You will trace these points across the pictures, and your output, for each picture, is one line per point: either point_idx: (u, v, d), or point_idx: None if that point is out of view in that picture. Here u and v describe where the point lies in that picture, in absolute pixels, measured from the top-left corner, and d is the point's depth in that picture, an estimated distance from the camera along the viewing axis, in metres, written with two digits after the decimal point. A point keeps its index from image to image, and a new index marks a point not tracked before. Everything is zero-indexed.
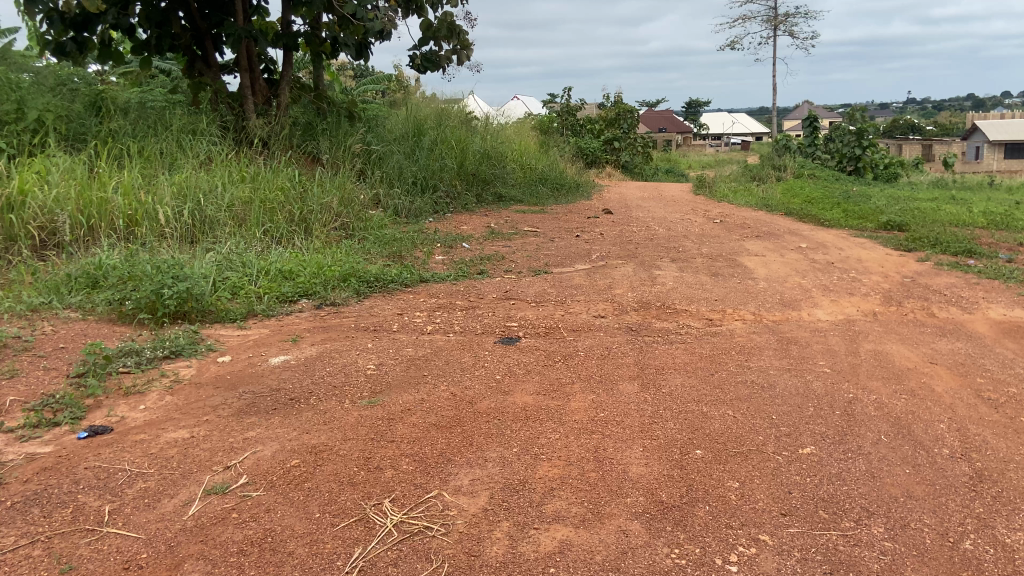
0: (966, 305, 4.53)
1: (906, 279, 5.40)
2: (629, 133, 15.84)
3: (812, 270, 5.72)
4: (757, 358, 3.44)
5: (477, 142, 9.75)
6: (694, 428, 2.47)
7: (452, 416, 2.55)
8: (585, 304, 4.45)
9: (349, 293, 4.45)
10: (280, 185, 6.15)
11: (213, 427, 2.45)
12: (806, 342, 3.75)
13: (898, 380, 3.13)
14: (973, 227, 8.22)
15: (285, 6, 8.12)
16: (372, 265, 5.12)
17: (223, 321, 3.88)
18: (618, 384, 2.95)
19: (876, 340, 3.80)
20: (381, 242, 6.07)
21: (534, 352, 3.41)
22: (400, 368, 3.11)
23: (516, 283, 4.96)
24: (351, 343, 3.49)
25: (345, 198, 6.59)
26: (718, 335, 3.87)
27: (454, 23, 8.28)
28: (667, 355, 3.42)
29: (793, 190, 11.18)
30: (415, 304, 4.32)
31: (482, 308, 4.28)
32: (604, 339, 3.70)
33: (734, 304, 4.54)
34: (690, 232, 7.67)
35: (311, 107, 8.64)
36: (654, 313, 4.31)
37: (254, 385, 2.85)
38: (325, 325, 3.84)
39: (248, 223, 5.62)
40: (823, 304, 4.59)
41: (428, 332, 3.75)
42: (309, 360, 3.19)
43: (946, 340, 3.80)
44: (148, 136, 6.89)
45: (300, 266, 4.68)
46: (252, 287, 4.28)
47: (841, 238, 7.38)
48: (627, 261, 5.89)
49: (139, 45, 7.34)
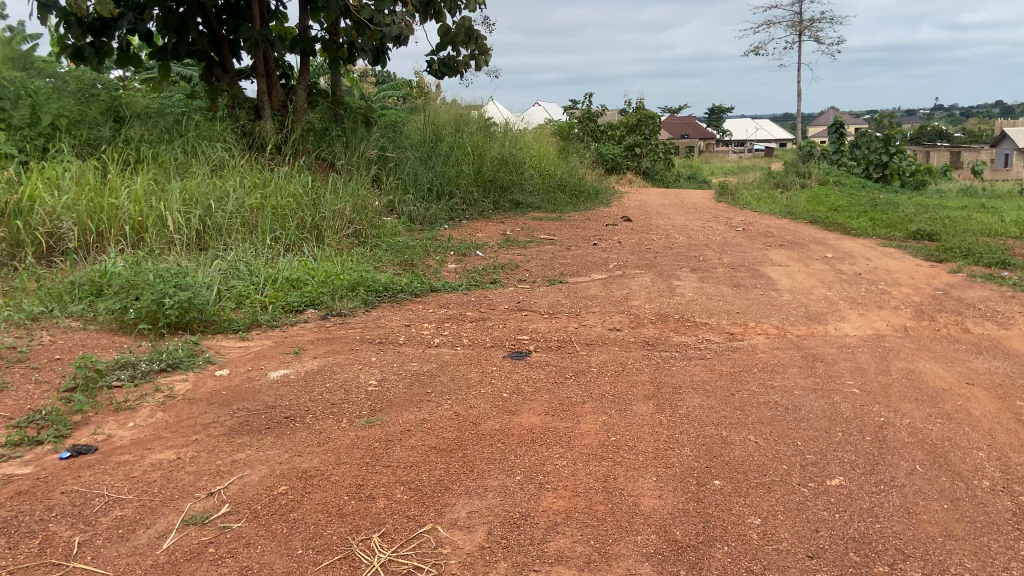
0: (1001, 320, 4.31)
1: (937, 292, 5.18)
2: (651, 139, 15.65)
3: (838, 282, 5.51)
4: (779, 376, 3.26)
5: (495, 148, 9.62)
6: (712, 455, 2.31)
7: (454, 438, 2.41)
8: (601, 315, 4.29)
9: (357, 302, 4.33)
10: (293, 191, 6.06)
11: (201, 448, 2.33)
12: (833, 360, 3.57)
13: (932, 402, 2.93)
14: (1005, 237, 7.95)
15: (303, 12, 8.05)
16: (383, 274, 5.00)
17: (226, 332, 3.77)
18: (632, 404, 2.79)
19: (907, 357, 3.60)
20: (394, 249, 5.95)
21: (545, 368, 3.26)
22: (404, 385, 2.97)
23: (530, 293, 4.81)
24: (355, 356, 3.37)
25: (358, 205, 6.49)
26: (739, 351, 3.69)
27: (472, 28, 8.16)
28: (685, 372, 3.25)
29: (818, 198, 10.94)
30: (424, 315, 4.18)
31: (494, 320, 4.13)
32: (619, 354, 3.54)
33: (756, 317, 4.36)
34: (712, 241, 7.48)
35: (327, 112, 8.55)
36: (672, 326, 4.14)
37: (249, 401, 2.73)
38: (330, 336, 3.71)
39: (259, 230, 5.53)
40: (850, 318, 4.39)
41: (436, 345, 3.61)
42: (309, 375, 3.06)
43: (982, 358, 3.59)
44: (162, 142, 6.83)
45: (308, 274, 4.57)
46: (258, 296, 4.17)
47: (869, 248, 7.16)
48: (646, 271, 5.72)
49: (155, 51, 7.30)
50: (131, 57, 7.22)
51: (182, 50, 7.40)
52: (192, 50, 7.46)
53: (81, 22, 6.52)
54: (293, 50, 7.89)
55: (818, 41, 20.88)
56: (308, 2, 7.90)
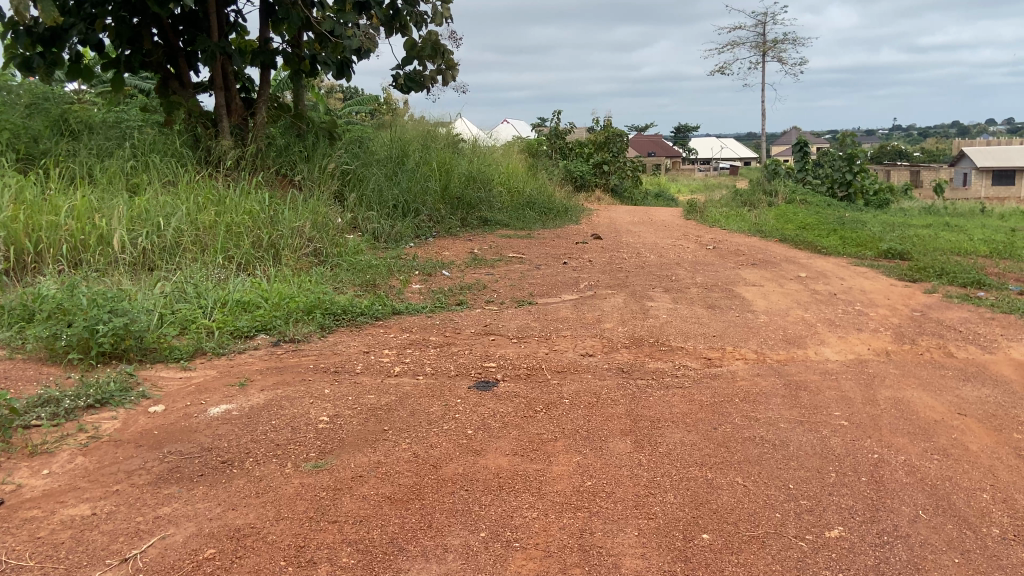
0: (984, 344, 4.18)
1: (915, 313, 5.05)
2: (619, 156, 15.59)
3: (814, 303, 5.37)
4: (763, 406, 3.05)
5: (463, 165, 9.40)
6: (698, 503, 2.08)
7: (412, 485, 2.15)
8: (572, 340, 4.06)
9: (312, 327, 4.05)
10: (248, 208, 5.77)
11: (120, 501, 2.08)
12: (817, 387, 3.38)
13: (925, 435, 2.75)
14: (974, 255, 7.91)
15: (264, 23, 7.77)
16: (342, 296, 4.73)
17: (167, 360, 3.48)
18: (609, 441, 2.56)
19: (893, 384, 3.43)
20: (355, 269, 5.68)
21: (513, 400, 3.01)
22: (358, 421, 2.71)
23: (498, 316, 4.57)
24: (306, 388, 3.10)
25: (318, 223, 6.21)
26: (719, 378, 3.49)
27: (439, 43, 7.97)
28: (664, 403, 3.03)
29: (787, 215, 10.90)
30: (384, 340, 3.92)
31: (459, 346, 3.88)
32: (593, 383, 3.31)
33: (734, 341, 4.16)
34: (683, 260, 7.32)
35: (289, 127, 8.26)
36: (647, 351, 3.92)
37: (182, 444, 2.46)
38: (280, 365, 3.43)
39: (211, 249, 5.23)
40: (830, 342, 4.22)
41: (395, 374, 3.35)
42: (254, 411, 2.79)
43: (971, 385, 3.43)
44: (112, 157, 6.50)
45: (260, 296, 4.28)
46: (205, 320, 3.89)
47: (841, 267, 7.05)
48: (618, 291, 5.52)
49: (109, 62, 6.97)
50: (83, 68, 6.89)
51: (136, 61, 7.07)
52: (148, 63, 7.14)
53: (29, 31, 6.17)
54: (253, 62, 7.60)
55: (781, 62, 21.12)
56: (269, 14, 7.63)
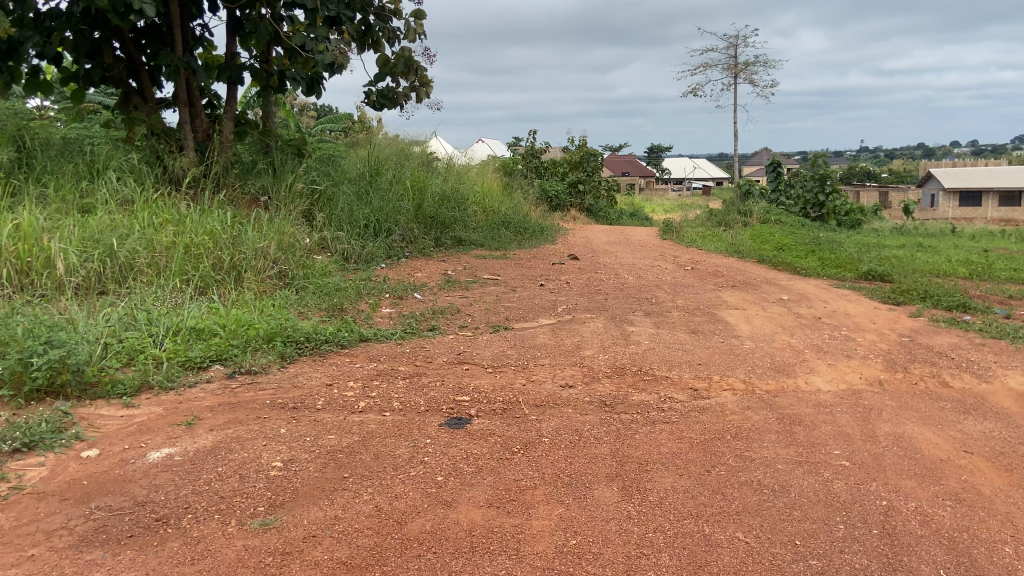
0: (980, 372, 4.01)
1: (903, 338, 4.89)
2: (594, 176, 15.45)
3: (799, 327, 5.19)
4: (757, 445, 2.83)
5: (437, 184, 9.17)
6: (695, 566, 1.87)
7: (372, 548, 1.91)
8: (551, 369, 3.83)
9: (272, 356, 3.77)
10: (210, 228, 5.48)
11: (33, 571, 1.82)
12: (812, 422, 3.17)
13: (934, 478, 2.54)
14: (954, 277, 7.83)
15: (231, 37, 7.48)
16: (307, 322, 4.46)
17: (109, 397, 3.20)
18: (593, 487, 2.33)
19: (892, 418, 3.23)
20: (322, 292, 5.41)
21: (488, 439, 2.77)
22: (315, 466, 2.45)
23: (471, 342, 4.33)
24: (260, 427, 2.83)
25: (284, 243, 5.94)
26: (708, 411, 3.27)
27: (413, 59, 7.77)
28: (652, 442, 2.80)
29: (763, 235, 10.81)
30: (349, 371, 3.65)
31: (430, 376, 3.62)
32: (574, 419, 3.07)
33: (720, 369, 3.95)
34: (662, 281, 7.13)
35: (256, 144, 7.96)
36: (631, 381, 3.69)
37: (112, 498, 2.21)
38: (234, 401, 3.17)
39: (168, 272, 4.95)
40: (821, 370, 4.03)
41: (360, 411, 3.08)
42: (198, 456, 2.54)
43: (972, 419, 3.24)
44: (67, 176, 6.17)
45: (217, 323, 4.01)
46: (155, 350, 3.61)
47: (822, 290, 6.91)
48: (597, 315, 5.30)
49: (67, 77, 6.66)
50: (39, 83, 6.56)
51: (96, 76, 6.77)
52: (108, 77, 6.84)
53: None
54: (218, 78, 7.31)
55: (753, 83, 21.23)
56: (237, 28, 7.35)
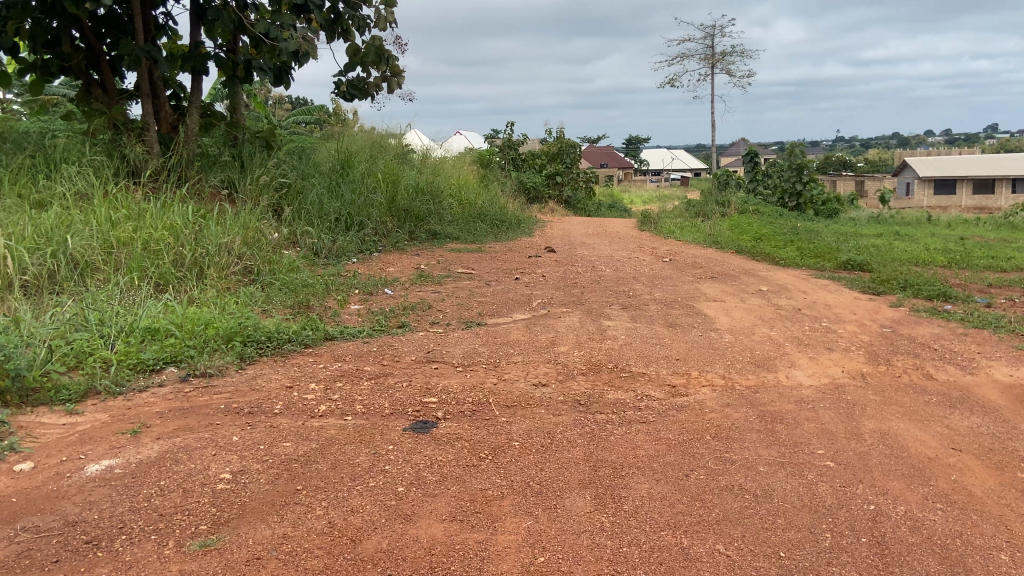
0: (964, 364, 3.91)
1: (885, 329, 4.79)
2: (572, 167, 15.30)
3: (779, 319, 5.08)
4: (737, 445, 2.70)
5: (410, 175, 8.98)
6: None
7: (321, 572, 1.76)
8: (524, 366, 3.67)
9: (230, 357, 3.59)
10: (170, 223, 5.26)
11: None
12: (794, 419, 3.04)
13: (922, 479, 2.42)
14: (932, 266, 7.77)
15: (195, 26, 7.20)
16: (270, 320, 4.27)
17: (52, 403, 3.00)
18: (564, 496, 2.18)
19: (876, 414, 3.11)
20: (288, 288, 5.22)
21: (455, 444, 2.61)
22: (267, 478, 2.28)
23: (442, 340, 4.16)
24: (211, 435, 2.66)
25: (248, 238, 5.73)
26: (687, 410, 3.13)
27: (383, 48, 7.56)
28: (628, 444, 2.66)
29: (741, 225, 10.73)
30: (311, 372, 3.46)
31: (396, 377, 3.45)
32: (547, 421, 2.92)
33: (699, 364, 3.82)
34: (640, 273, 7.00)
35: (223, 136, 7.71)
36: (606, 378, 3.55)
37: (42, 517, 2.03)
38: (186, 406, 2.98)
39: (127, 269, 4.73)
40: (802, 363, 3.91)
41: (320, 415, 2.90)
42: (140, 468, 2.36)
43: (959, 413, 3.14)
44: (21, 171, 5.90)
45: (173, 322, 3.81)
46: (105, 352, 3.42)
47: (801, 280, 6.81)
48: (573, 309, 5.16)
49: (23, 67, 6.38)
50: None
51: (54, 66, 6.49)
52: (67, 68, 6.57)
53: None
54: (182, 68, 7.04)
55: (730, 73, 21.16)
56: (201, 16, 7.07)
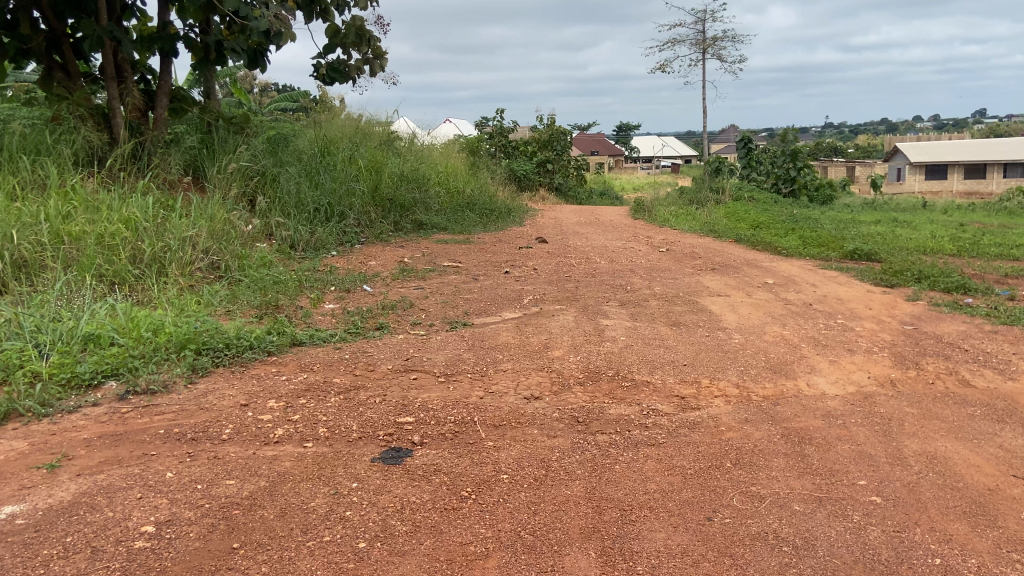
0: (1002, 367, 3.52)
1: (906, 326, 4.40)
2: (562, 155, 14.85)
3: (791, 315, 4.69)
4: (764, 474, 2.30)
5: (394, 163, 8.52)
6: None
7: None
8: (514, 376, 3.26)
9: (181, 369, 3.16)
10: (127, 216, 4.79)
11: None
12: (823, 438, 2.65)
13: (988, 519, 2.04)
14: (941, 255, 7.38)
15: (162, 5, 6.68)
16: (230, 323, 3.82)
17: None
18: (562, 554, 1.79)
19: (917, 431, 2.72)
20: (257, 285, 4.77)
21: (432, 479, 2.20)
22: (200, 532, 1.86)
23: (424, 344, 3.74)
24: (140, 472, 2.22)
25: (214, 230, 5.27)
26: (700, 427, 2.74)
27: (364, 28, 7.07)
28: (637, 476, 2.25)
29: (737, 213, 10.33)
30: (272, 387, 3.04)
31: (369, 391, 3.03)
32: (540, 445, 2.50)
33: (709, 371, 3.41)
34: (638, 265, 6.58)
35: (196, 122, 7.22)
36: (607, 390, 3.14)
37: None
38: (120, 432, 2.56)
39: (76, 265, 4.27)
40: (823, 368, 3.51)
41: (274, 442, 2.49)
42: (48, 517, 1.94)
43: (1011, 429, 2.75)
44: None
45: (117, 328, 3.37)
46: (34, 364, 2.98)
47: (808, 272, 6.41)
48: (567, 306, 4.74)
49: None
50: None
51: (12, 48, 5.99)
52: (26, 50, 6.07)
53: None
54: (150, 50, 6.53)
55: (722, 57, 20.74)
56: None
